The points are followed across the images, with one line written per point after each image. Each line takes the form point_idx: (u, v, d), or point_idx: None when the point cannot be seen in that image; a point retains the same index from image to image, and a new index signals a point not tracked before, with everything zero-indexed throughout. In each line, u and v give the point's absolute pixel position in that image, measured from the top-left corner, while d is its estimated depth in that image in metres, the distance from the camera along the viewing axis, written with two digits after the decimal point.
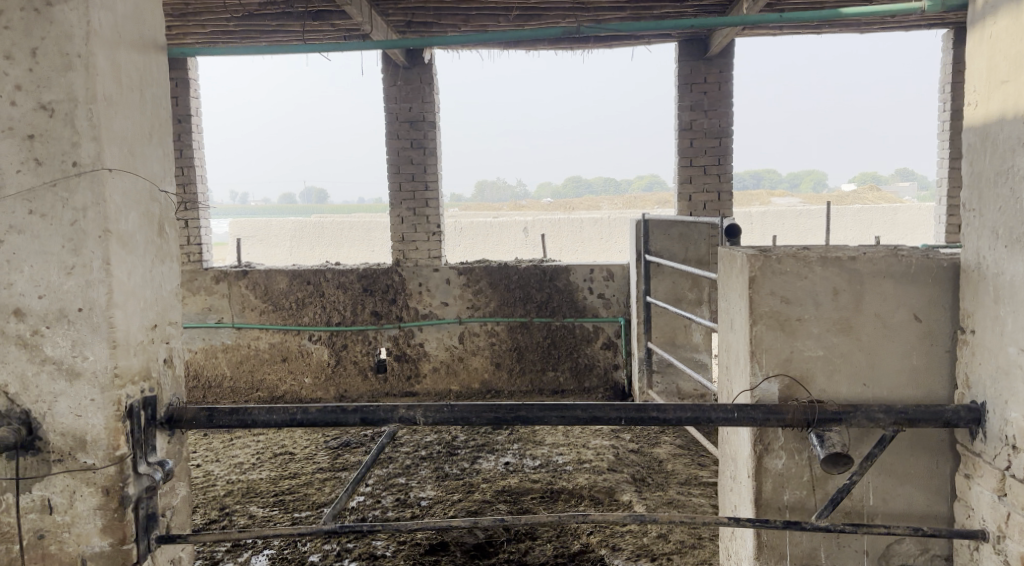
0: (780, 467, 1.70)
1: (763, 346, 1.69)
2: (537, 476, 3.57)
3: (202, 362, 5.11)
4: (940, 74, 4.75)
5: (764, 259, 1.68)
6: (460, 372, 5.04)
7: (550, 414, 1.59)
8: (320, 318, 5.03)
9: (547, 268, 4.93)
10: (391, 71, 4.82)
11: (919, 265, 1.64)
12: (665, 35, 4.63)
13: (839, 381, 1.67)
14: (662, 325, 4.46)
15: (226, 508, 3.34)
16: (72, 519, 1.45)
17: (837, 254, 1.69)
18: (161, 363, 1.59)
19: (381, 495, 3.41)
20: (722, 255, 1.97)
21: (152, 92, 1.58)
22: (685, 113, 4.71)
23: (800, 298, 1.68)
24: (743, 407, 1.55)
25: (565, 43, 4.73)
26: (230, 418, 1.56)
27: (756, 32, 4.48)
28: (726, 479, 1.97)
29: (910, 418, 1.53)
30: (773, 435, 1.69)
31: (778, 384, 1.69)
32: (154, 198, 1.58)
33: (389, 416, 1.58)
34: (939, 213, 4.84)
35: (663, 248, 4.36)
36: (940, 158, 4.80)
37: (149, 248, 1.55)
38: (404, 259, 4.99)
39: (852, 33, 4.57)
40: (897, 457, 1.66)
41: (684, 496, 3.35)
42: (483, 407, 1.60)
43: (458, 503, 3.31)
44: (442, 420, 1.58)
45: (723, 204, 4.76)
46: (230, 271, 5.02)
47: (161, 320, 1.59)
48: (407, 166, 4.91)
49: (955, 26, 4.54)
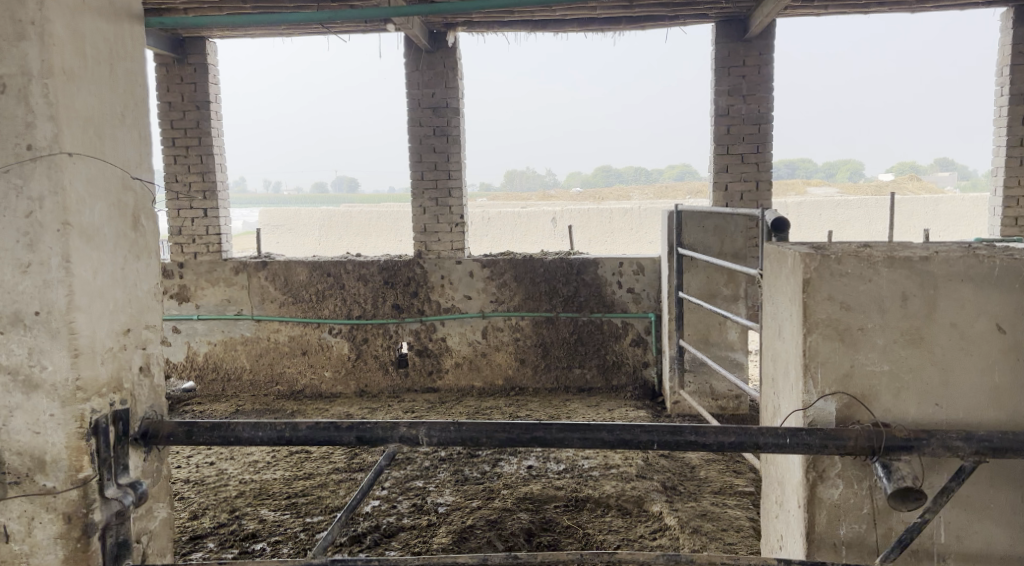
0: (836, 497, 1.48)
1: (818, 359, 1.47)
2: (561, 483, 3.37)
3: (221, 355, 4.99)
4: (998, 56, 4.44)
5: (820, 259, 1.46)
6: (483, 369, 4.86)
7: (571, 435, 1.39)
8: (340, 310, 4.88)
9: (574, 261, 4.72)
10: (413, 55, 4.62)
11: (1002, 267, 1.41)
12: (702, 15, 4.38)
13: (907, 400, 1.45)
14: (696, 322, 4.23)
15: (236, 512, 3.21)
16: (31, 549, 1.29)
17: (906, 254, 1.46)
18: (136, 372, 1.42)
19: (397, 500, 3.24)
20: (769, 252, 1.74)
21: (124, 68, 1.40)
22: (722, 98, 4.45)
23: (864, 304, 1.46)
24: (796, 431, 1.34)
25: (595, 24, 4.50)
26: (210, 435, 1.39)
27: (800, 11, 4.21)
28: (771, 505, 1.75)
29: (996, 448, 1.30)
30: (829, 461, 1.47)
31: (836, 402, 1.47)
32: (127, 187, 1.40)
33: (389, 434, 1.40)
34: (994, 205, 4.52)
35: (697, 241, 4.11)
36: (996, 147, 4.49)
37: (120, 244, 1.38)
38: (426, 251, 4.80)
39: (903, 12, 4.28)
40: (974, 490, 1.43)
41: (719, 507, 3.13)
42: (496, 426, 1.40)
43: (478, 510, 3.13)
44: (447, 440, 1.39)
45: (761, 195, 4.51)
46: (249, 263, 4.89)
47: (135, 323, 1.43)
48: (430, 154, 4.71)
49: (1015, 4, 4.22)
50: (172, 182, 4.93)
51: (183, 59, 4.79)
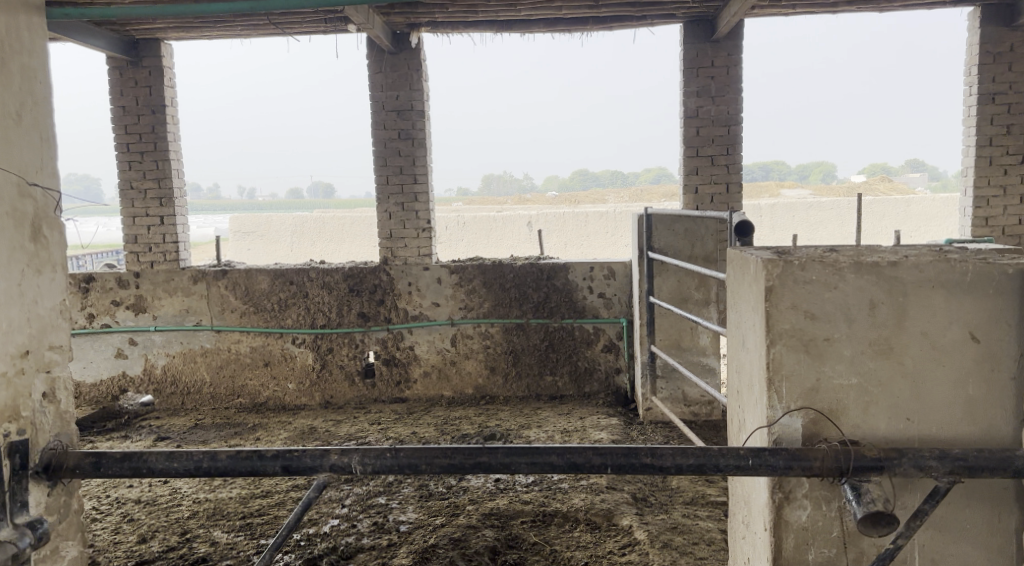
0: (804, 520, 1.38)
1: (782, 372, 1.37)
2: (529, 497, 3.25)
3: (180, 367, 4.82)
4: (966, 56, 4.41)
5: (783, 264, 1.37)
6: (452, 377, 4.73)
7: (519, 461, 1.28)
8: (304, 320, 4.73)
9: (544, 265, 4.61)
10: (375, 56, 4.49)
11: (975, 272, 1.32)
12: (670, 15, 4.31)
13: (876, 415, 1.36)
14: (667, 327, 4.14)
15: (187, 534, 3.05)
16: None
17: (874, 259, 1.37)
18: (37, 399, 1.31)
19: (357, 518, 3.11)
20: (732, 257, 1.64)
21: (17, 63, 1.27)
22: (691, 99, 4.37)
23: (830, 313, 1.36)
24: (759, 452, 1.25)
25: (562, 25, 4.40)
26: (120, 466, 1.26)
27: (768, 11, 4.15)
28: (738, 524, 1.65)
29: (971, 467, 1.21)
30: (795, 481, 1.38)
31: (802, 419, 1.37)
32: (24, 195, 1.28)
33: (318, 463, 1.28)
34: (964, 206, 4.49)
35: (667, 244, 4.03)
36: (965, 146, 4.45)
37: (16, 257, 1.25)
38: (392, 257, 4.67)
39: (872, 12, 4.23)
40: (950, 510, 1.34)
41: (690, 519, 3.03)
42: (436, 452, 1.29)
43: (441, 527, 3.00)
44: (383, 468, 1.28)
45: (731, 197, 4.45)
46: (209, 271, 4.73)
47: (36, 344, 1.31)
48: (394, 158, 4.59)
49: (982, 3, 4.19)
50: (126, 190, 4.73)
51: (137, 62, 4.62)
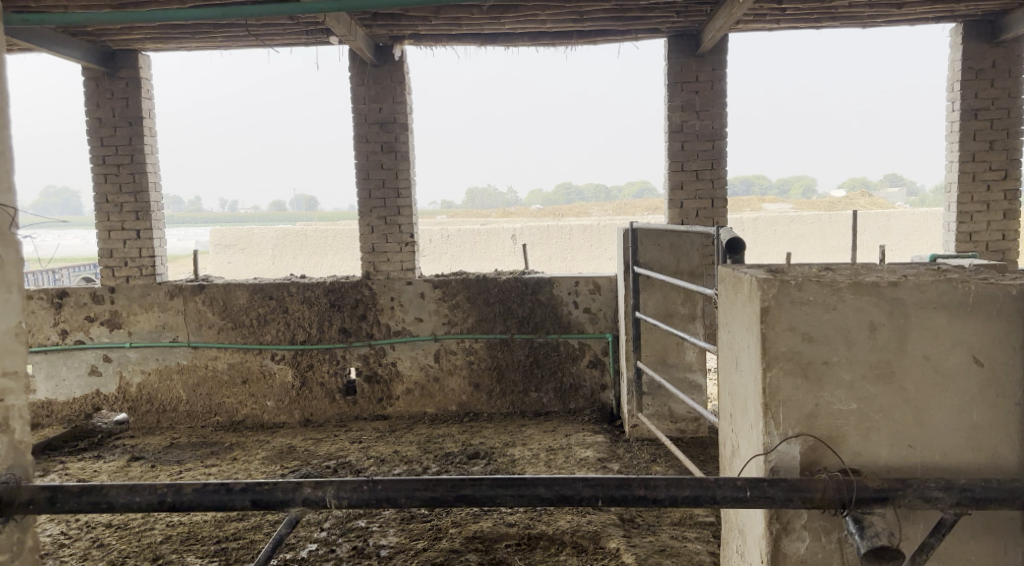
0: (803, 552, 1.32)
1: (780, 398, 1.32)
2: (514, 519, 3.17)
3: (155, 385, 4.70)
4: (949, 72, 4.42)
5: (779, 284, 1.31)
6: (435, 394, 4.64)
7: (504, 493, 1.21)
8: (284, 336, 4.63)
9: (529, 280, 4.55)
10: (358, 68, 4.43)
11: (978, 293, 1.27)
12: (655, 29, 4.28)
13: (877, 442, 1.30)
14: (653, 343, 4.08)
15: (159, 560, 2.94)
16: None
17: (873, 279, 1.32)
18: None
19: (336, 543, 3.01)
20: (725, 276, 1.59)
21: None
22: (676, 113, 4.34)
23: (829, 335, 1.31)
24: (757, 483, 1.19)
25: (546, 38, 4.37)
26: (78, 500, 1.19)
27: (753, 26, 4.14)
28: (733, 553, 1.58)
29: (979, 498, 1.16)
30: (794, 512, 1.32)
31: (800, 445, 1.32)
32: None
33: (290, 497, 1.21)
34: (949, 221, 4.49)
35: (652, 259, 3.98)
36: (949, 161, 4.46)
37: None
38: (375, 271, 4.60)
39: (856, 27, 4.23)
40: (954, 542, 1.28)
41: (678, 541, 2.96)
42: (416, 484, 1.21)
43: (422, 552, 2.90)
44: (359, 501, 1.20)
45: (716, 212, 4.42)
46: (185, 286, 4.62)
47: None
48: (377, 171, 4.51)
49: (965, 19, 4.21)
50: (101, 203, 4.62)
51: (113, 73, 4.52)
